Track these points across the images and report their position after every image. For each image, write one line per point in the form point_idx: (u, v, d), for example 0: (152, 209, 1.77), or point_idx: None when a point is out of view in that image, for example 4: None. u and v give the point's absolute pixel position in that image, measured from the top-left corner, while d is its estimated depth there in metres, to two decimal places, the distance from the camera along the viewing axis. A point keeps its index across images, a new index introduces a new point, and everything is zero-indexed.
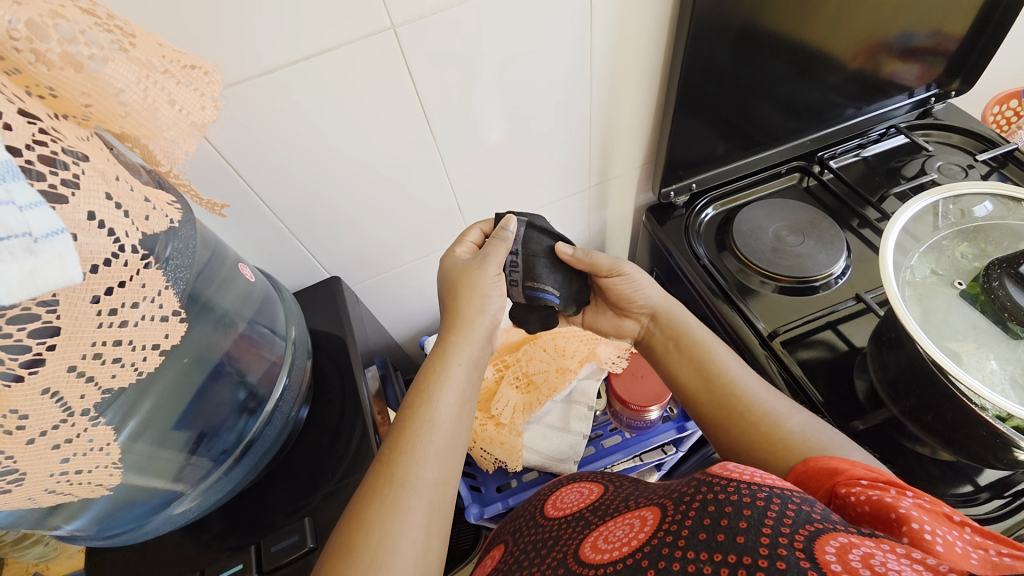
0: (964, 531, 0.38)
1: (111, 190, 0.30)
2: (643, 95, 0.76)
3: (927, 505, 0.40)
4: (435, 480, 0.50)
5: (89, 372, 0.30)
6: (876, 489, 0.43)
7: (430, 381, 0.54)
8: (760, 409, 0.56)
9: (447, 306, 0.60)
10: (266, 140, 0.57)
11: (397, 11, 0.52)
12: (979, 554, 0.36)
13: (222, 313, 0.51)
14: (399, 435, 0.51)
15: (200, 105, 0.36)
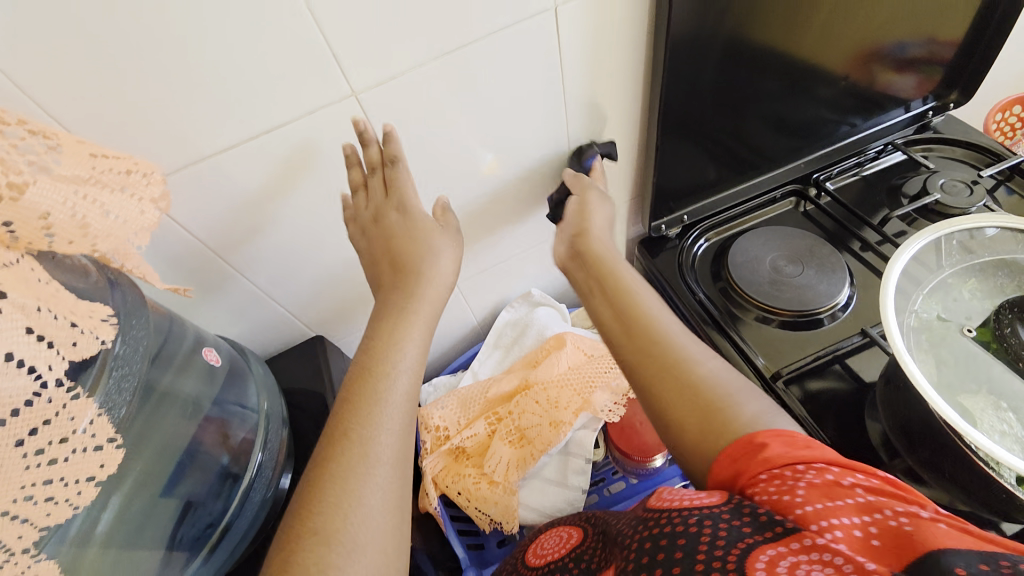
0: (861, 497, 0.39)
1: (39, 326, 0.31)
2: (625, 130, 0.74)
3: (820, 477, 0.41)
4: (398, 447, 0.49)
5: (20, 514, 0.30)
6: (776, 464, 0.43)
7: (381, 341, 0.53)
8: (678, 350, 0.52)
9: (388, 257, 0.58)
10: (233, 213, 0.56)
11: (357, 79, 0.51)
12: (879, 525, 0.37)
13: (183, 398, 0.49)
14: (353, 399, 0.50)
15: (138, 211, 0.37)
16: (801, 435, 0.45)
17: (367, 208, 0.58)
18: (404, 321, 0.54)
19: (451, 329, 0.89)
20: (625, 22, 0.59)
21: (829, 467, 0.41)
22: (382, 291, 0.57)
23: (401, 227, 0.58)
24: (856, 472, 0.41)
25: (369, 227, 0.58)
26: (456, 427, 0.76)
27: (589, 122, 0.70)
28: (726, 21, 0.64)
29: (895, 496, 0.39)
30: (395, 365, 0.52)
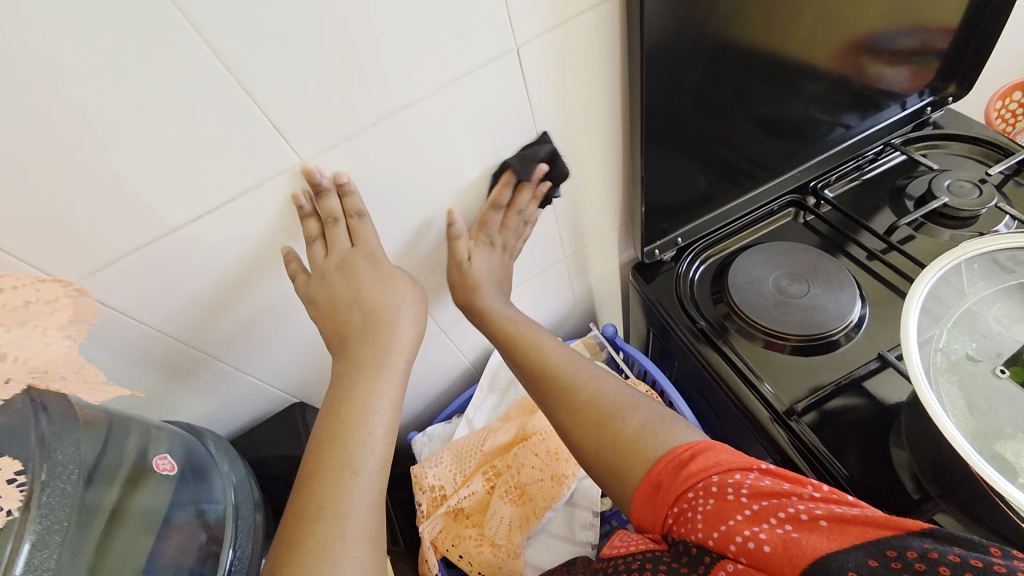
0: (749, 507, 0.41)
1: None
2: (607, 158, 0.69)
3: (711, 499, 0.43)
4: (373, 521, 0.43)
5: None
6: (677, 491, 0.45)
7: (352, 400, 0.47)
8: (598, 399, 0.53)
9: (356, 304, 0.51)
10: (183, 291, 0.52)
11: (304, 144, 0.46)
12: (768, 534, 0.40)
13: (136, 511, 0.45)
14: (322, 473, 0.44)
15: (43, 343, 0.35)
16: (686, 448, 0.47)
17: (328, 259, 0.51)
18: (377, 376, 0.49)
19: (441, 375, 0.85)
20: (596, 50, 0.55)
21: (713, 481, 0.44)
22: (348, 344, 0.51)
23: (352, 280, 0.51)
24: (740, 478, 0.43)
25: (330, 277, 0.51)
26: (453, 485, 0.72)
27: (568, 157, 0.65)
28: (705, 38, 0.59)
29: (786, 490, 0.42)
30: (368, 423, 0.47)
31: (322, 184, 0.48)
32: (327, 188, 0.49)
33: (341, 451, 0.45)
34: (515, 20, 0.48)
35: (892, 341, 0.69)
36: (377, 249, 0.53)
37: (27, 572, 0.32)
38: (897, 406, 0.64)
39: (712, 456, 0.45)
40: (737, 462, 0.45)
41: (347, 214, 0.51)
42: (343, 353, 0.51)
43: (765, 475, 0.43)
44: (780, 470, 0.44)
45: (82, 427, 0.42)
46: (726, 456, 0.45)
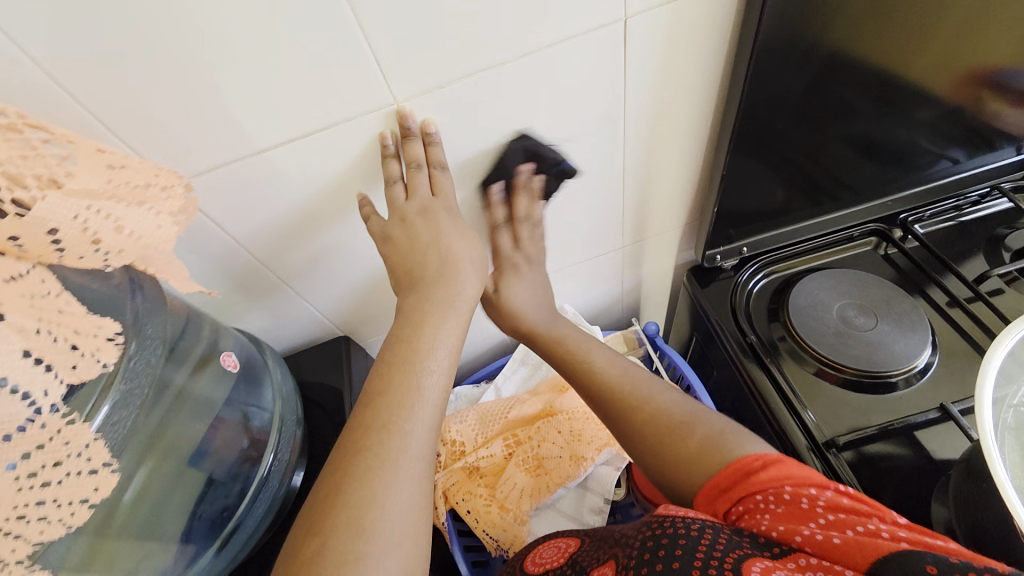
0: (826, 512, 0.40)
1: (36, 347, 0.28)
2: (688, 152, 0.67)
3: (783, 501, 0.42)
4: (429, 436, 0.46)
5: (15, 532, 0.28)
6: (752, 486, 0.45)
7: (423, 331, 0.49)
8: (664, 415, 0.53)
9: (434, 247, 0.52)
10: (265, 211, 0.55)
11: (398, 85, 0.47)
12: (842, 536, 0.38)
13: (197, 400, 0.49)
14: (391, 391, 0.46)
15: (155, 225, 0.34)
16: (756, 457, 0.46)
17: (409, 203, 0.52)
18: (443, 312, 0.51)
19: (479, 338, 0.86)
20: (699, 37, 0.52)
21: (788, 487, 0.43)
22: (420, 283, 0.52)
23: (428, 215, 0.53)
24: (828, 490, 0.42)
25: (410, 219, 0.52)
26: (473, 444, 0.74)
27: (648, 145, 0.63)
28: (820, 48, 0.56)
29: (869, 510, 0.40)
30: (440, 355, 0.49)
31: (411, 128, 0.50)
32: (414, 133, 0.50)
33: (411, 372, 0.47)
34: None
35: (956, 395, 0.64)
36: (455, 204, 0.55)
37: (109, 425, 0.37)
38: (947, 462, 0.60)
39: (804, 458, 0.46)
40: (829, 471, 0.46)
41: (429, 164, 0.53)
42: (414, 290, 0.52)
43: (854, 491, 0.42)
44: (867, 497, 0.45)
45: (168, 314, 0.46)
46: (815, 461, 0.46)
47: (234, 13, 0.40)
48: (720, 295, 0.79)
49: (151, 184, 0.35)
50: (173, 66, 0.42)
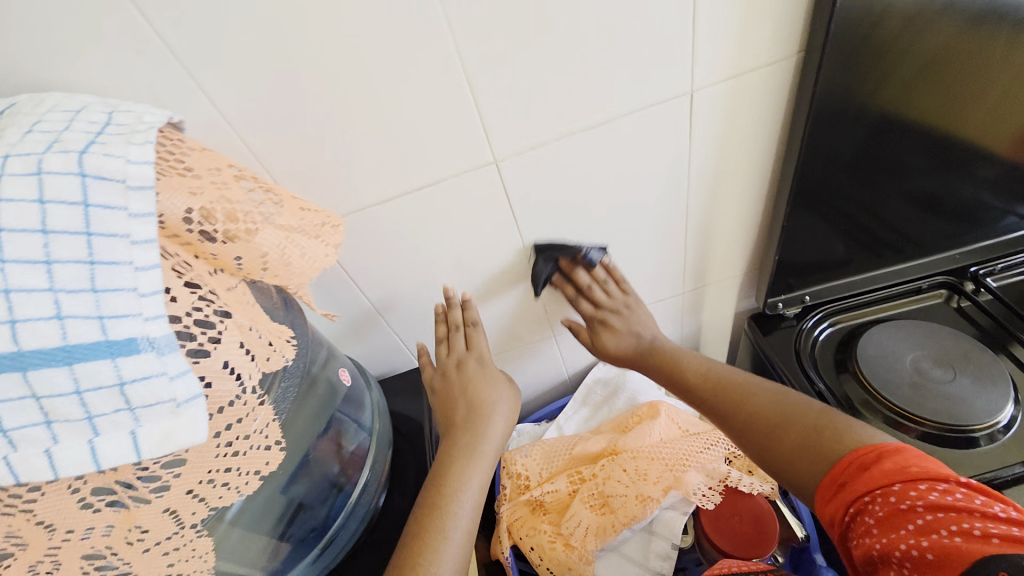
0: (917, 513, 0.38)
1: (245, 338, 0.34)
2: (750, 204, 0.71)
3: (883, 504, 0.40)
4: (470, 523, 0.56)
5: (202, 494, 0.34)
6: (853, 488, 0.43)
7: (456, 461, 0.59)
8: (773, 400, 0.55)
9: (464, 396, 0.65)
10: (375, 255, 0.62)
11: (500, 147, 0.55)
12: (932, 544, 0.37)
13: (316, 407, 0.56)
14: (440, 484, 0.57)
15: (324, 254, 0.41)
16: (879, 447, 0.43)
17: (449, 358, 0.68)
18: (473, 448, 0.61)
19: (541, 374, 0.91)
20: (757, 105, 0.58)
21: (893, 486, 0.40)
22: (456, 420, 0.64)
23: (467, 413, 0.64)
24: (932, 488, 0.39)
25: (449, 374, 0.67)
26: (537, 478, 0.77)
27: (711, 197, 0.68)
28: (869, 111, 0.61)
29: (973, 509, 0.37)
30: (478, 454, 0.61)
31: (454, 298, 0.67)
32: (454, 302, 0.67)
33: (455, 470, 0.58)
34: (697, 68, 0.53)
35: None
36: (486, 352, 0.68)
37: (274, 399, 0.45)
38: None
39: (915, 450, 0.42)
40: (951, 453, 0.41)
41: (466, 324, 0.68)
42: (450, 424, 0.64)
43: (968, 484, 0.39)
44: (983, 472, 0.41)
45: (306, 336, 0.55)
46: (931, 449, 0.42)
47: (372, 97, 0.48)
48: (784, 342, 0.80)
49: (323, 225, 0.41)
50: (317, 140, 0.50)
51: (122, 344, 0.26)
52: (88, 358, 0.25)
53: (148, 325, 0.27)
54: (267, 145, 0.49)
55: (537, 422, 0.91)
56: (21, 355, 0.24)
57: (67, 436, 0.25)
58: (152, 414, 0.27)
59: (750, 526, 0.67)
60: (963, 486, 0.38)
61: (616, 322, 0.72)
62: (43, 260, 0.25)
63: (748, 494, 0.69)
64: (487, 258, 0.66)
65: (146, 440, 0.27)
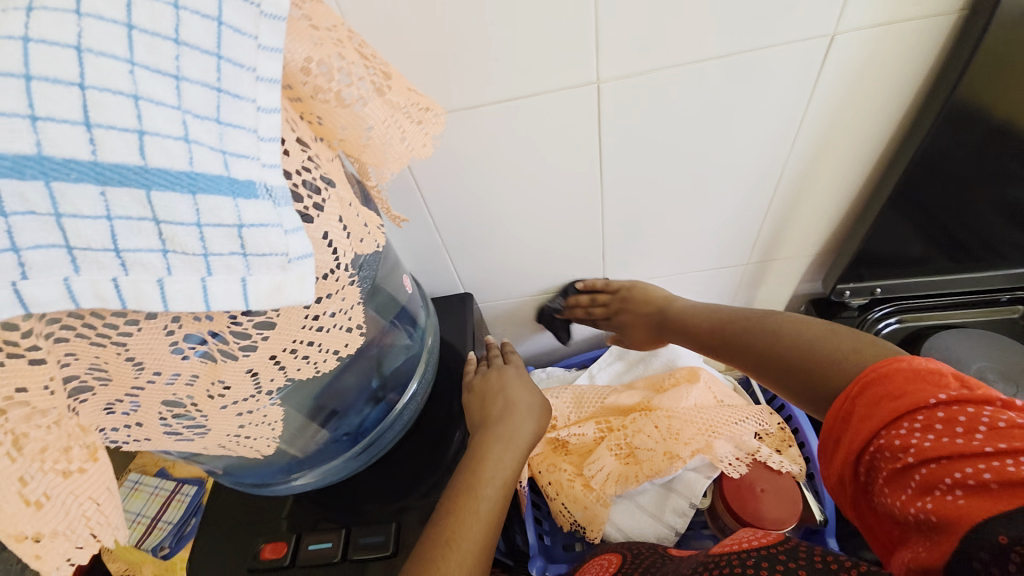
0: (913, 468, 0.36)
1: (343, 214, 0.32)
2: (849, 178, 0.66)
3: (883, 457, 0.38)
4: (497, 515, 0.50)
5: (283, 362, 0.33)
6: (850, 451, 0.41)
7: (488, 449, 0.55)
8: (781, 326, 0.53)
9: (502, 394, 0.61)
10: (447, 168, 0.58)
11: (608, 67, 0.50)
12: (935, 505, 0.34)
13: (382, 308, 0.58)
14: (479, 458, 0.54)
15: (421, 137, 0.38)
16: (860, 381, 0.41)
17: (490, 369, 0.67)
18: (506, 441, 0.57)
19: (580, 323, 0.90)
20: (897, 65, 0.52)
21: (879, 436, 0.38)
22: (491, 412, 0.60)
23: (504, 409, 0.60)
24: (913, 429, 0.36)
25: (490, 376, 0.64)
26: (565, 420, 0.77)
27: (809, 162, 0.63)
28: (988, 117, 0.54)
29: (964, 446, 0.34)
30: (516, 438, 0.57)
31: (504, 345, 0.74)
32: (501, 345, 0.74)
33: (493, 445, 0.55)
34: (848, 9, 0.47)
35: None
36: (527, 378, 0.67)
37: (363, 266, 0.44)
38: None
39: (887, 377, 0.39)
40: (923, 367, 0.38)
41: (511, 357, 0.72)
42: (485, 417, 0.59)
43: (943, 410, 0.36)
44: (973, 377, 0.37)
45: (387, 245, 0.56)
46: (897, 375, 0.39)
47: None
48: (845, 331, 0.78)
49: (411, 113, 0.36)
50: (416, 25, 0.45)
51: (242, 187, 0.24)
52: (210, 192, 0.23)
53: (265, 172, 0.25)
54: (363, 19, 0.44)
55: (567, 368, 0.91)
56: (145, 173, 0.21)
57: (180, 270, 0.24)
58: (264, 264, 0.25)
59: (778, 508, 0.67)
60: (941, 417, 0.36)
61: (626, 317, 0.77)
62: (172, 73, 0.22)
63: (776, 471, 0.69)
64: (560, 191, 0.63)
65: (256, 291, 0.25)
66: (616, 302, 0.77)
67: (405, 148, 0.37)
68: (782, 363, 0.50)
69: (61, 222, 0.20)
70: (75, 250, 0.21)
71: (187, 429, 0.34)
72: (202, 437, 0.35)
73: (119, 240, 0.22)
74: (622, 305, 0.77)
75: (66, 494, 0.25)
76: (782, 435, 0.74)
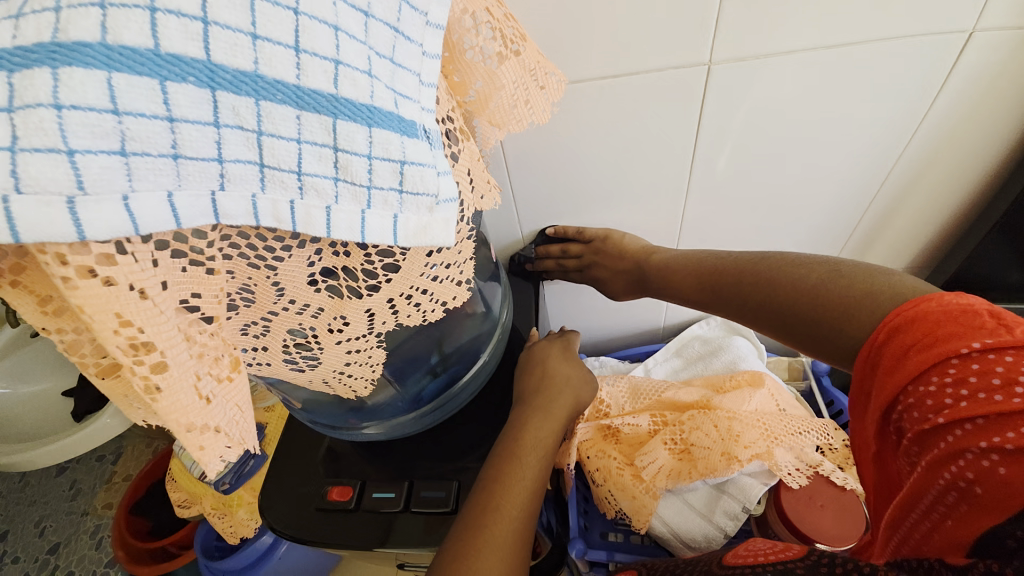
0: (945, 429, 0.31)
1: (471, 167, 0.33)
2: (957, 189, 0.62)
3: (912, 417, 0.33)
4: (535, 486, 0.46)
5: (397, 306, 0.34)
6: (879, 407, 0.36)
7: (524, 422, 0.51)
8: (771, 265, 0.48)
9: (538, 365, 0.57)
10: (538, 142, 0.58)
11: (722, 49, 0.48)
12: (970, 472, 0.29)
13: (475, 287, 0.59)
14: (526, 425, 0.51)
15: (543, 104, 0.38)
16: (885, 329, 0.36)
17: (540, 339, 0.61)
18: (540, 413, 0.52)
19: (638, 316, 0.89)
20: None
21: (904, 389, 0.33)
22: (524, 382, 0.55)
23: (546, 380, 0.56)
24: (944, 383, 0.31)
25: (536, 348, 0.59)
26: (618, 409, 0.77)
27: (918, 168, 0.60)
28: None
29: (1003, 403, 0.29)
30: (551, 414, 0.52)
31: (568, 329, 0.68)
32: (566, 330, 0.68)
33: (539, 411, 0.52)
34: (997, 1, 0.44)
35: None
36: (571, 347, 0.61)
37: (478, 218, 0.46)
38: None
39: (915, 323, 0.34)
40: (958, 309, 0.33)
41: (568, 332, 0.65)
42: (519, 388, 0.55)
43: (977, 361, 0.31)
44: (1013, 314, 0.31)
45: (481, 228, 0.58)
46: (925, 321, 0.34)
47: None
48: None
49: (539, 81, 0.37)
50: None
51: (408, 125, 0.25)
52: (385, 126, 0.24)
53: (423, 115, 0.26)
54: None
55: (621, 360, 0.91)
56: (335, 101, 0.23)
57: (345, 200, 0.25)
58: (416, 204, 0.27)
59: (837, 526, 0.65)
60: (975, 370, 0.31)
61: (600, 270, 0.68)
62: (363, 9, 0.23)
63: (838, 487, 0.67)
64: (646, 176, 0.62)
65: (406, 229, 0.27)
66: (588, 254, 0.68)
67: (527, 113, 0.38)
68: (795, 310, 0.44)
69: (260, 140, 0.22)
70: (266, 168, 0.23)
71: (302, 360, 0.36)
72: (312, 371, 0.37)
73: (303, 163, 0.23)
74: (595, 258, 0.68)
75: (221, 398, 0.27)
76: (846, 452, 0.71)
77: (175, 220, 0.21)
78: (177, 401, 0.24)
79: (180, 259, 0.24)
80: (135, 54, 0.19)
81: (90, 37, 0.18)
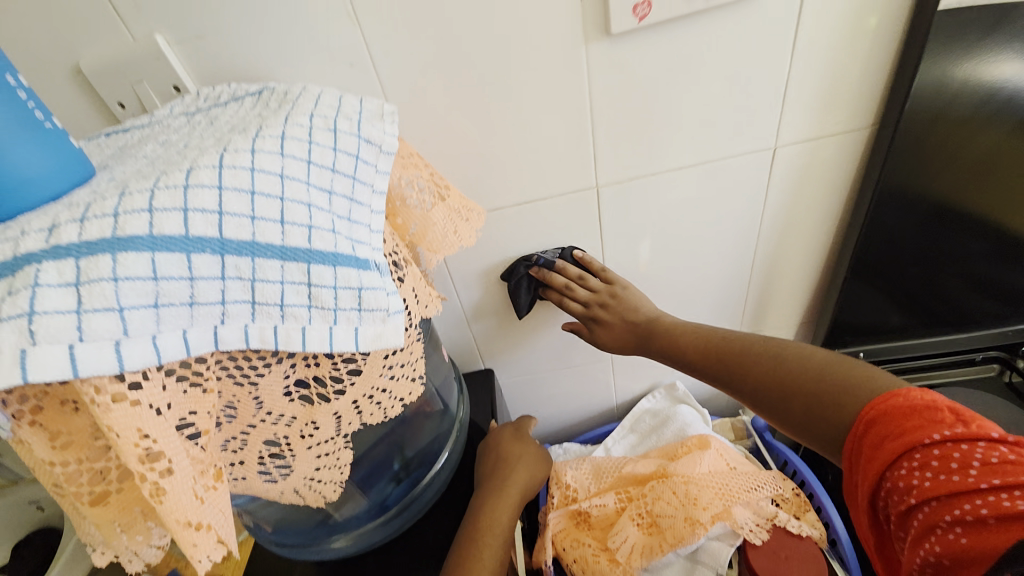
0: (915, 509, 0.34)
1: (416, 286, 0.42)
2: (813, 256, 0.77)
3: (891, 500, 0.35)
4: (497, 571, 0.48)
5: (361, 406, 0.40)
6: (864, 492, 0.37)
7: (485, 505, 0.54)
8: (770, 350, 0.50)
9: (495, 449, 0.61)
10: (475, 255, 0.69)
11: (604, 175, 0.64)
12: (939, 547, 0.32)
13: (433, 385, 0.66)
14: (486, 509, 0.54)
15: (469, 232, 0.50)
16: (864, 418, 0.39)
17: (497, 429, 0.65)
18: (499, 494, 0.55)
19: (592, 398, 0.96)
20: (834, 166, 0.66)
21: (881, 475, 0.36)
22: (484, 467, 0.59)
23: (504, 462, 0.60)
24: (912, 468, 0.34)
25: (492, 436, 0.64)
26: (585, 493, 0.80)
27: (778, 244, 0.75)
28: (927, 196, 0.66)
29: (960, 482, 0.32)
30: (508, 494, 0.56)
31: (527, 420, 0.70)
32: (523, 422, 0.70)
33: (496, 491, 0.55)
34: (785, 128, 0.62)
35: None
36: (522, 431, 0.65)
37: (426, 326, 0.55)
38: None
39: (888, 415, 0.37)
40: (921, 403, 0.36)
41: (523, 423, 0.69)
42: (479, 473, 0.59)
43: (938, 448, 0.33)
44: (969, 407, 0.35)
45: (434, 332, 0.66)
46: (895, 412, 0.37)
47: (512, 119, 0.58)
48: None
49: (463, 216, 0.49)
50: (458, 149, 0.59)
51: (363, 262, 0.34)
52: (346, 264, 0.33)
53: (374, 253, 0.36)
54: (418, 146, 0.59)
55: (584, 444, 0.96)
56: (310, 252, 0.32)
57: (316, 321, 0.33)
58: (374, 318, 0.35)
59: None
60: (937, 455, 0.33)
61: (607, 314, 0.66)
62: (328, 189, 0.34)
63: (797, 537, 0.70)
64: None
65: (366, 337, 0.35)
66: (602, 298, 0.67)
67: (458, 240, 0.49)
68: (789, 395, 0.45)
69: (254, 285, 0.30)
70: (257, 304, 0.31)
71: (275, 469, 0.40)
72: (283, 480, 0.41)
73: (286, 298, 0.31)
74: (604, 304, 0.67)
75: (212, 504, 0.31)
76: (798, 500, 0.75)
77: (186, 349, 0.28)
78: (179, 499, 0.29)
79: (183, 382, 0.30)
80: (170, 240, 0.27)
81: (139, 231, 0.26)
